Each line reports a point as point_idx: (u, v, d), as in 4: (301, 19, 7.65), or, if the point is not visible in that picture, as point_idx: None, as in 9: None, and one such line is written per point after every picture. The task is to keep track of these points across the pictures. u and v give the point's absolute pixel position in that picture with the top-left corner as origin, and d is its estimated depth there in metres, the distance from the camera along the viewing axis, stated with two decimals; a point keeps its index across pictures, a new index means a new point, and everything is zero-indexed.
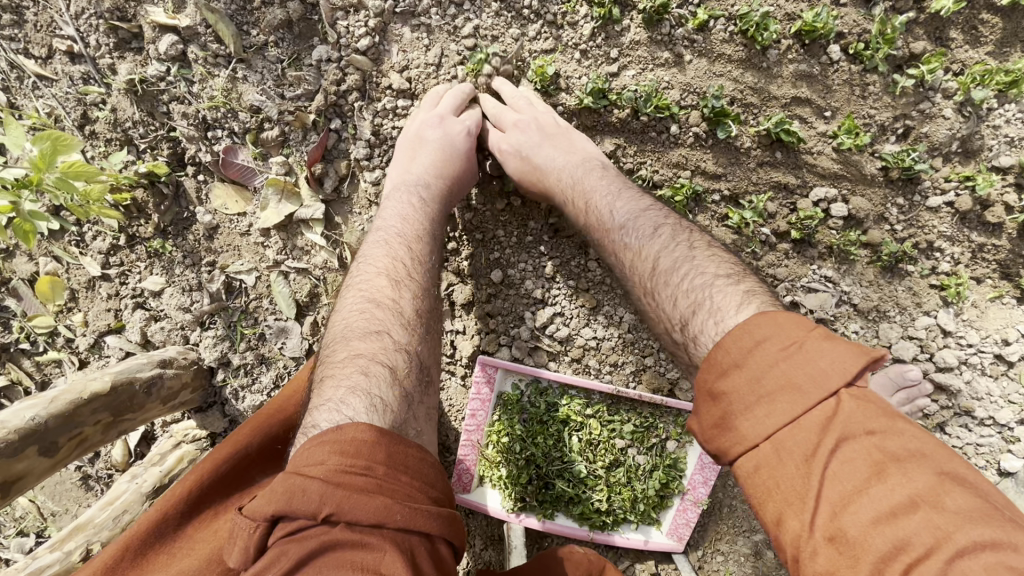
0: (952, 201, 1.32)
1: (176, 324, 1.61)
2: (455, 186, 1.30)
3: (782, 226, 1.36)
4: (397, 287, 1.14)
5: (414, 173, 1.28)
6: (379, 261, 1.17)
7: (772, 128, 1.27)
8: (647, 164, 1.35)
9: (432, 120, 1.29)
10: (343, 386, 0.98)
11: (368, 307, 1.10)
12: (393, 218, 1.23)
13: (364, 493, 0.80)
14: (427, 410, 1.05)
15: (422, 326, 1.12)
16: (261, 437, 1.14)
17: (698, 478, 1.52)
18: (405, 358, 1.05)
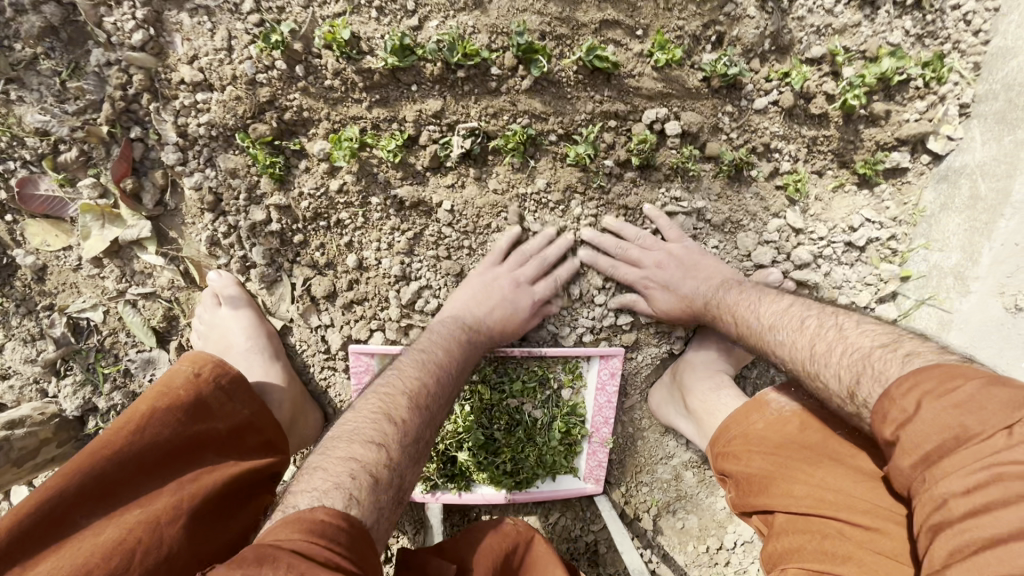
0: (776, 100, 1.33)
1: (27, 379, 1.49)
2: (505, 336, 1.39)
3: (621, 154, 1.35)
4: (412, 410, 1.13)
5: (462, 311, 1.36)
6: (406, 371, 1.21)
7: (584, 56, 1.24)
8: (473, 114, 1.32)
9: (506, 276, 1.38)
10: (329, 482, 0.95)
11: (379, 420, 1.08)
12: (439, 346, 1.29)
13: (326, 569, 0.77)
14: (390, 528, 0.98)
15: (417, 450, 1.09)
16: (79, 479, 0.98)
17: (599, 419, 1.55)
18: (389, 471, 1.01)
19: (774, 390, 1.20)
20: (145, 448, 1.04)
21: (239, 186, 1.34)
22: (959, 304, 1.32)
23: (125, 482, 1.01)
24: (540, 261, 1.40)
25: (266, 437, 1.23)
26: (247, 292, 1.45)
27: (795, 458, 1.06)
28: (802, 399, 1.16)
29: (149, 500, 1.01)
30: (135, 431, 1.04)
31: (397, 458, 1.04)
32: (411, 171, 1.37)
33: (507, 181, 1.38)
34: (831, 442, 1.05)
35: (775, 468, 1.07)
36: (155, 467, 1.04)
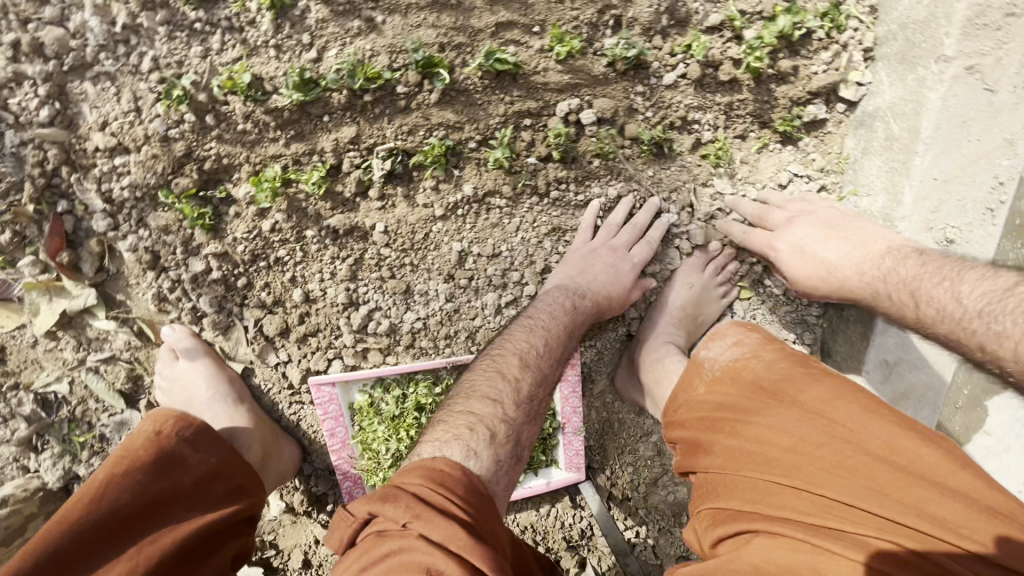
0: (684, 73, 1.34)
1: (6, 459, 1.51)
2: (610, 304, 1.40)
3: (542, 151, 1.37)
4: (524, 369, 1.25)
5: (575, 280, 1.39)
6: (519, 335, 1.32)
7: (484, 61, 1.26)
8: (389, 134, 1.33)
9: (614, 244, 1.41)
10: (450, 433, 1.13)
11: (494, 379, 1.22)
12: (542, 311, 1.35)
13: (441, 515, 0.96)
14: (511, 482, 1.12)
15: (532, 407, 1.22)
16: (46, 553, 1.04)
17: (567, 410, 1.59)
18: (506, 427, 1.15)
19: (704, 346, 1.22)
20: (104, 513, 1.09)
21: (174, 241, 1.36)
22: None
23: (89, 551, 1.06)
24: (632, 229, 1.43)
25: (236, 484, 1.25)
26: (204, 342, 1.47)
27: (724, 417, 1.10)
28: (726, 348, 1.18)
29: (110, 566, 1.05)
30: (98, 500, 1.10)
31: (513, 415, 1.18)
32: (341, 199, 1.39)
33: (435, 193, 1.40)
34: (756, 394, 1.08)
35: (706, 432, 1.11)
36: (116, 535, 1.08)
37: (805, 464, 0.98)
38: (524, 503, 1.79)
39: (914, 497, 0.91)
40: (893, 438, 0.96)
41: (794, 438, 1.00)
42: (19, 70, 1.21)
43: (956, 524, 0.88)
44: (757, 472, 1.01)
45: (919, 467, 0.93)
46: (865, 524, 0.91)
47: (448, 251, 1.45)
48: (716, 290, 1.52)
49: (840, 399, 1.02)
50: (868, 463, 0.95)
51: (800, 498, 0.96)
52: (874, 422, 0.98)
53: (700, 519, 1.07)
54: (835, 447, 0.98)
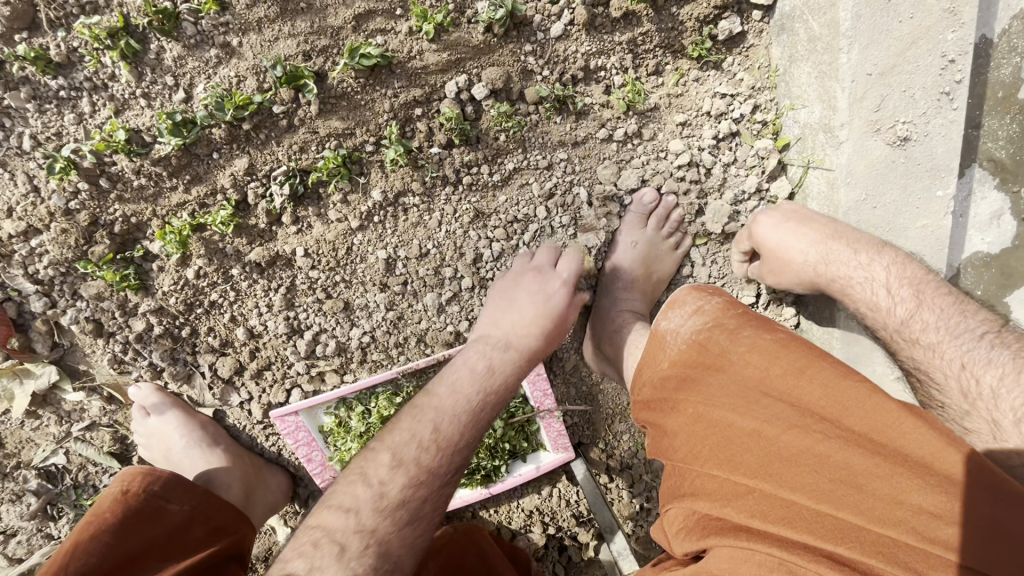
0: (571, 20, 1.22)
1: (30, 531, 1.60)
2: (550, 338, 1.26)
3: (441, 138, 1.29)
4: (394, 467, 1.07)
5: (489, 328, 1.25)
6: (408, 417, 1.14)
7: (350, 60, 1.18)
8: (282, 157, 1.29)
9: (526, 271, 1.31)
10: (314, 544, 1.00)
11: (394, 464, 1.07)
12: (456, 371, 1.19)
13: None
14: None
15: (410, 511, 1.04)
16: None
17: (538, 393, 1.54)
18: (361, 539, 1.00)
19: (662, 317, 1.06)
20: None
21: (111, 307, 1.38)
22: (838, 158, 1.16)
23: None
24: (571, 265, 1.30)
25: (213, 527, 1.31)
26: (171, 395, 1.50)
27: (680, 398, 0.96)
28: (686, 318, 1.02)
29: None
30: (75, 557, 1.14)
31: (386, 521, 1.02)
32: (257, 232, 1.36)
33: (348, 206, 1.35)
34: (713, 372, 0.93)
35: (664, 417, 0.98)
36: None
37: (770, 455, 0.83)
38: (524, 487, 1.76)
39: (894, 491, 0.76)
40: (867, 411, 0.81)
41: (759, 424, 0.86)
42: None
43: (951, 523, 0.73)
44: (719, 468, 0.87)
45: (903, 450, 0.78)
46: (843, 532, 0.77)
47: (375, 262, 1.40)
48: (666, 242, 1.38)
49: (807, 370, 0.86)
50: (839, 448, 0.80)
51: (765, 497, 0.82)
52: (850, 396, 0.82)
53: (669, 524, 0.94)
54: (804, 430, 0.83)
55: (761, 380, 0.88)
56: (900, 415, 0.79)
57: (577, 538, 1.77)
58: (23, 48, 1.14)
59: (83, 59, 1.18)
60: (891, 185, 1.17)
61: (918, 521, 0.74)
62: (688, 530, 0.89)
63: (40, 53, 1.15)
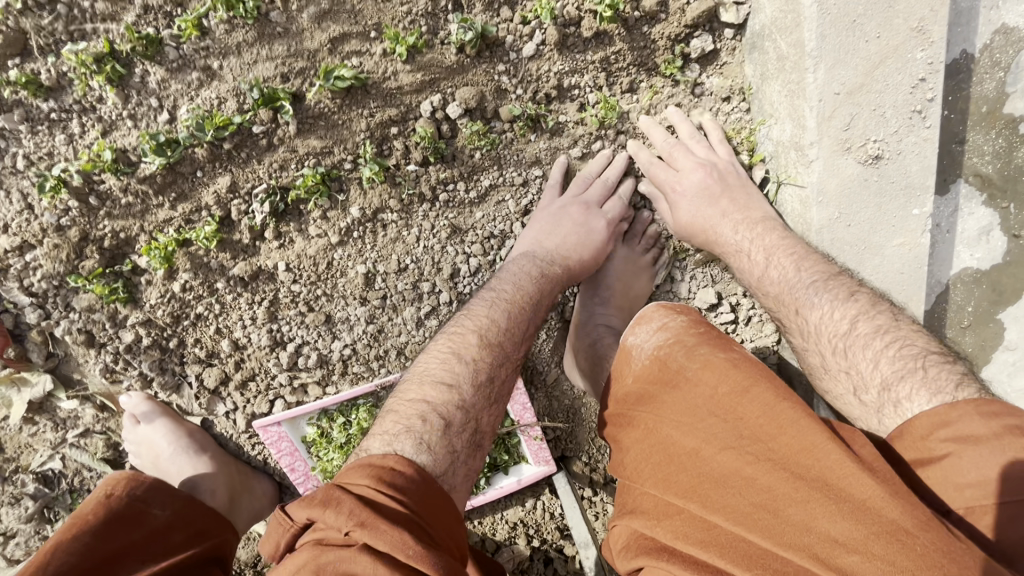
0: (542, 40, 1.24)
1: (28, 533, 1.67)
2: (584, 263, 1.34)
3: (417, 156, 1.31)
4: (484, 350, 1.14)
5: (547, 245, 1.30)
6: (480, 316, 1.19)
7: (324, 82, 1.22)
8: (263, 175, 1.32)
9: (573, 203, 1.32)
10: (400, 424, 1.03)
11: (449, 360, 1.12)
12: (508, 283, 1.25)
13: (387, 521, 0.84)
14: (470, 473, 1.05)
15: (491, 390, 1.12)
16: None
17: (517, 407, 1.54)
18: (461, 413, 1.06)
19: (629, 331, 1.06)
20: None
21: (101, 318, 1.43)
22: (809, 176, 1.16)
23: None
24: (603, 182, 1.35)
25: (192, 532, 1.34)
26: (161, 403, 1.55)
27: (637, 415, 0.97)
28: (651, 333, 1.02)
29: None
30: (60, 557, 1.18)
31: (469, 398, 1.09)
32: (239, 247, 1.40)
33: (328, 221, 1.38)
34: (662, 386, 0.95)
35: (622, 432, 1.01)
36: None
37: (701, 475, 0.84)
38: (508, 499, 1.76)
39: (809, 518, 0.75)
40: (802, 437, 0.80)
41: (697, 444, 0.86)
42: None
43: (854, 552, 0.71)
44: (655, 486, 0.88)
45: (825, 475, 0.77)
46: (752, 556, 0.75)
47: (354, 277, 1.43)
48: (642, 257, 1.42)
49: (749, 390, 0.86)
50: (766, 472, 0.80)
51: (689, 518, 0.82)
52: (785, 418, 0.82)
53: (611, 541, 0.94)
54: (736, 451, 0.83)
55: (705, 397, 0.89)
56: (829, 446, 0.78)
57: (561, 551, 1.76)
58: (16, 73, 1.20)
59: (73, 83, 1.23)
60: (866, 203, 1.16)
61: (824, 548, 0.73)
62: (625, 547, 0.88)
63: (31, 78, 1.21)
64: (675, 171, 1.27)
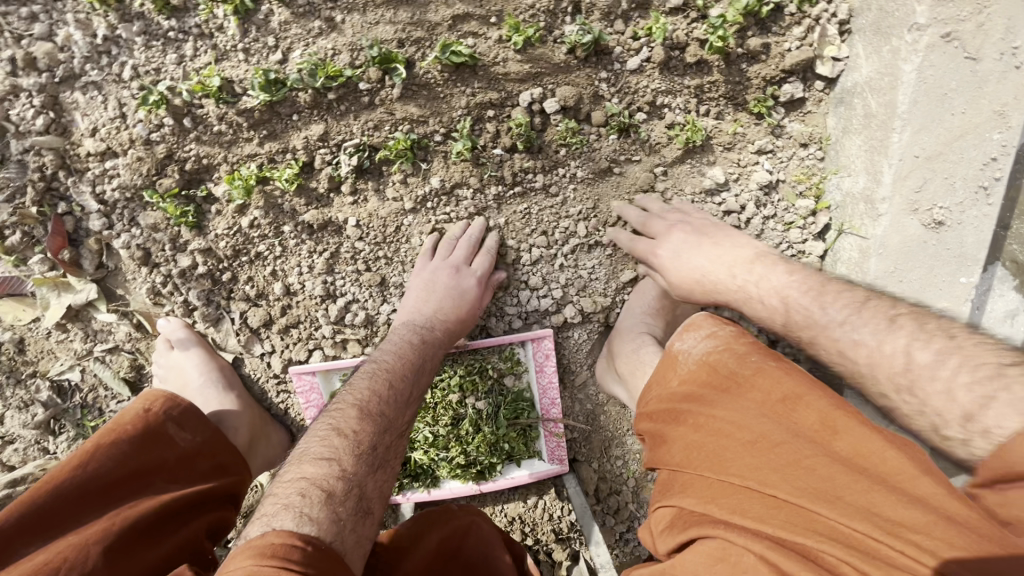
0: (648, 57, 1.31)
1: (29, 441, 1.66)
2: (459, 326, 1.40)
3: (507, 141, 1.37)
4: (362, 420, 1.15)
5: (425, 313, 1.38)
6: (363, 385, 1.23)
7: (440, 55, 1.27)
8: (356, 131, 1.37)
9: (444, 266, 1.40)
10: (279, 504, 0.98)
11: (329, 435, 1.12)
12: (389, 352, 1.31)
13: None
14: (360, 540, 0.99)
15: (376, 457, 1.11)
16: (32, 505, 1.10)
17: (546, 401, 1.58)
18: (345, 483, 1.03)
19: (677, 337, 1.12)
20: (85, 480, 1.15)
21: (163, 239, 1.45)
22: (875, 229, 1.24)
23: (68, 509, 1.12)
24: (467, 245, 1.43)
25: (218, 464, 1.34)
26: (197, 333, 1.56)
27: (687, 410, 1.02)
28: (699, 340, 1.09)
29: (92, 521, 1.12)
30: (96, 458, 1.18)
31: (352, 468, 1.07)
32: (315, 195, 1.44)
33: (405, 186, 1.42)
34: (714, 387, 1.00)
35: (668, 427, 1.04)
36: (99, 497, 1.15)
37: (757, 462, 0.88)
38: (511, 493, 1.78)
39: (871, 503, 0.79)
40: (857, 437, 0.84)
41: (753, 436, 0.91)
42: (16, 83, 1.31)
43: (916, 532, 0.74)
44: (709, 471, 0.93)
45: (879, 469, 0.81)
46: (812, 530, 0.80)
47: (416, 246, 1.47)
48: None
49: (802, 395, 0.91)
50: (825, 463, 0.84)
51: (748, 498, 0.87)
52: (839, 419, 0.87)
53: (657, 522, 0.99)
54: (792, 445, 0.87)
55: (761, 398, 0.94)
56: (885, 446, 0.82)
57: (552, 553, 1.79)
58: None
59: (199, 8, 1.28)
60: (922, 267, 1.23)
61: (889, 527, 0.76)
62: (670, 525, 0.95)
63: None
64: (654, 240, 1.34)
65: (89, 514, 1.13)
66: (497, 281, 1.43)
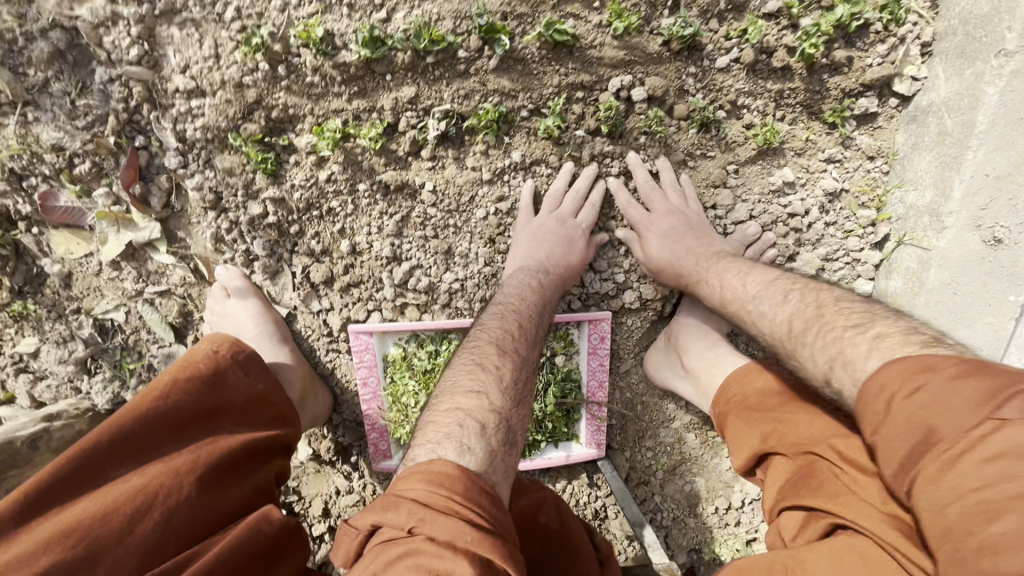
0: (737, 57, 1.36)
1: (62, 379, 1.62)
2: (573, 275, 1.45)
3: (591, 124, 1.41)
4: (502, 356, 1.20)
5: (536, 260, 1.41)
6: (490, 329, 1.27)
7: (543, 31, 1.31)
8: (446, 97, 1.39)
9: (554, 216, 1.44)
10: (440, 433, 1.02)
11: (475, 370, 1.16)
12: (514, 297, 1.36)
13: (448, 514, 0.87)
14: (508, 471, 1.03)
15: (518, 391, 1.16)
16: (114, 434, 1.10)
17: (594, 383, 1.61)
18: (495, 416, 1.07)
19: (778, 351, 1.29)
20: (165, 414, 1.15)
21: (236, 184, 1.44)
22: (939, 241, 1.33)
23: (151, 439, 1.13)
24: (577, 196, 1.46)
25: (279, 413, 1.35)
26: (254, 284, 1.55)
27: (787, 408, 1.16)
28: None
29: (173, 454, 1.13)
30: (174, 394, 1.18)
31: (500, 404, 1.11)
32: (394, 157, 1.45)
33: (485, 157, 1.45)
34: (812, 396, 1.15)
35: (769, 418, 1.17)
36: (178, 432, 1.16)
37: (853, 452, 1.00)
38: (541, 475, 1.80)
39: None
40: None
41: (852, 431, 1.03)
42: (115, 10, 1.31)
43: None
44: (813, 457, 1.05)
45: None
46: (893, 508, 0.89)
47: (486, 218, 1.50)
48: None
49: None
50: None
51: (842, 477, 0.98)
52: None
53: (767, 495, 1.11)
54: None
55: None
56: None
57: None
58: None
59: None
60: (980, 281, 1.30)
61: None
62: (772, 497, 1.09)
63: None
64: (651, 213, 1.44)
65: (169, 447, 1.14)
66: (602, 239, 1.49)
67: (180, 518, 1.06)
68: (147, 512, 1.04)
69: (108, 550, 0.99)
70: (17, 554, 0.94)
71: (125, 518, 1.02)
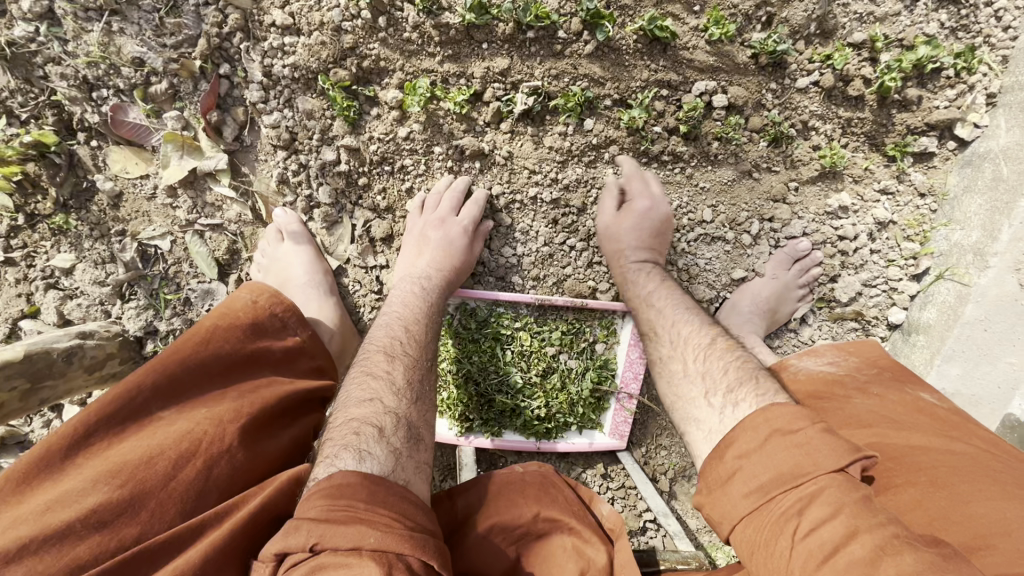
0: (817, 80, 1.43)
1: (94, 299, 1.57)
2: (457, 275, 1.46)
3: (670, 122, 1.45)
4: (392, 361, 1.20)
5: (419, 266, 1.44)
6: (379, 339, 1.26)
7: (645, 24, 1.35)
8: (537, 73, 1.42)
9: (433, 218, 1.46)
10: (338, 445, 1.00)
11: (361, 380, 1.16)
12: (401, 303, 1.37)
13: (349, 523, 0.80)
14: (420, 467, 1.04)
15: (415, 390, 1.17)
16: (159, 372, 1.01)
17: (629, 374, 1.61)
18: (393, 418, 1.08)
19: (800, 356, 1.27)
20: (209, 359, 1.08)
21: (314, 127, 1.44)
22: (980, 278, 1.41)
23: (195, 381, 1.05)
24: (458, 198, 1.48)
25: (317, 366, 1.29)
26: (310, 231, 1.54)
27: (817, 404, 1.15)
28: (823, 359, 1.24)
29: (218, 399, 1.05)
30: (216, 341, 1.10)
31: (399, 407, 1.12)
32: (474, 125, 1.47)
33: (562, 138, 1.48)
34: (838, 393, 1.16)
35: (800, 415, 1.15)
36: (220, 379, 1.09)
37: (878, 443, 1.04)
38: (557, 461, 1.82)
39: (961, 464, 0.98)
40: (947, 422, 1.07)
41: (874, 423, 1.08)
42: None
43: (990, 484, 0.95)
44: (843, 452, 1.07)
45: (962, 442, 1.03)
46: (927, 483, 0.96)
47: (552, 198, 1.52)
48: None
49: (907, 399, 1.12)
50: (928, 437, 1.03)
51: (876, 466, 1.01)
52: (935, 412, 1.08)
53: None
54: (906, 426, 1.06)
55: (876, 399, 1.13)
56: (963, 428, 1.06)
57: None
58: None
59: None
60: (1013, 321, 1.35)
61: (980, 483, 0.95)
62: None
63: None
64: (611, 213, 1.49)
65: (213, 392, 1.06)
66: (486, 228, 1.51)
67: (223, 468, 0.97)
68: (193, 458, 0.95)
69: (152, 495, 0.90)
70: (66, 490, 0.87)
71: (171, 463, 0.93)
